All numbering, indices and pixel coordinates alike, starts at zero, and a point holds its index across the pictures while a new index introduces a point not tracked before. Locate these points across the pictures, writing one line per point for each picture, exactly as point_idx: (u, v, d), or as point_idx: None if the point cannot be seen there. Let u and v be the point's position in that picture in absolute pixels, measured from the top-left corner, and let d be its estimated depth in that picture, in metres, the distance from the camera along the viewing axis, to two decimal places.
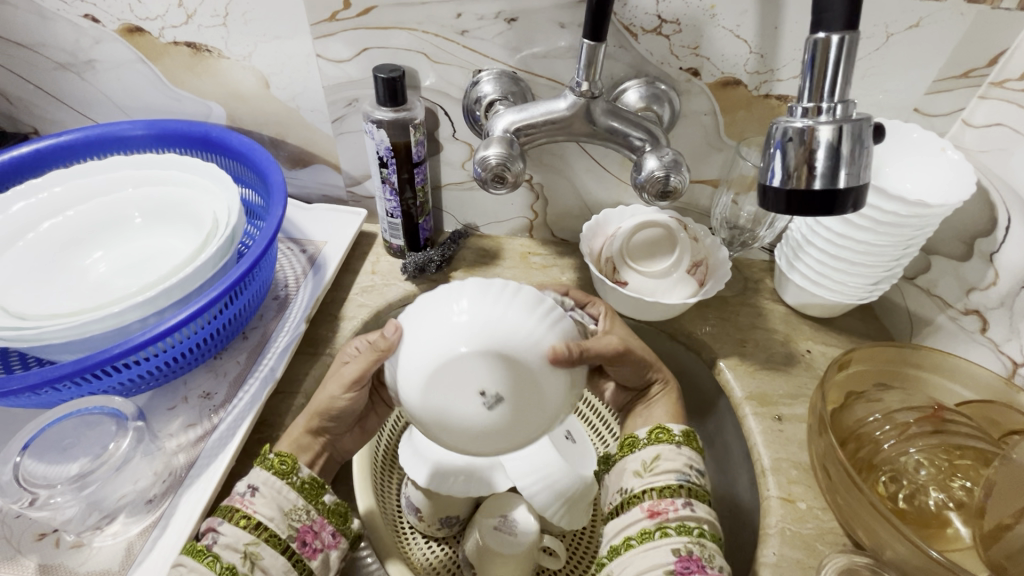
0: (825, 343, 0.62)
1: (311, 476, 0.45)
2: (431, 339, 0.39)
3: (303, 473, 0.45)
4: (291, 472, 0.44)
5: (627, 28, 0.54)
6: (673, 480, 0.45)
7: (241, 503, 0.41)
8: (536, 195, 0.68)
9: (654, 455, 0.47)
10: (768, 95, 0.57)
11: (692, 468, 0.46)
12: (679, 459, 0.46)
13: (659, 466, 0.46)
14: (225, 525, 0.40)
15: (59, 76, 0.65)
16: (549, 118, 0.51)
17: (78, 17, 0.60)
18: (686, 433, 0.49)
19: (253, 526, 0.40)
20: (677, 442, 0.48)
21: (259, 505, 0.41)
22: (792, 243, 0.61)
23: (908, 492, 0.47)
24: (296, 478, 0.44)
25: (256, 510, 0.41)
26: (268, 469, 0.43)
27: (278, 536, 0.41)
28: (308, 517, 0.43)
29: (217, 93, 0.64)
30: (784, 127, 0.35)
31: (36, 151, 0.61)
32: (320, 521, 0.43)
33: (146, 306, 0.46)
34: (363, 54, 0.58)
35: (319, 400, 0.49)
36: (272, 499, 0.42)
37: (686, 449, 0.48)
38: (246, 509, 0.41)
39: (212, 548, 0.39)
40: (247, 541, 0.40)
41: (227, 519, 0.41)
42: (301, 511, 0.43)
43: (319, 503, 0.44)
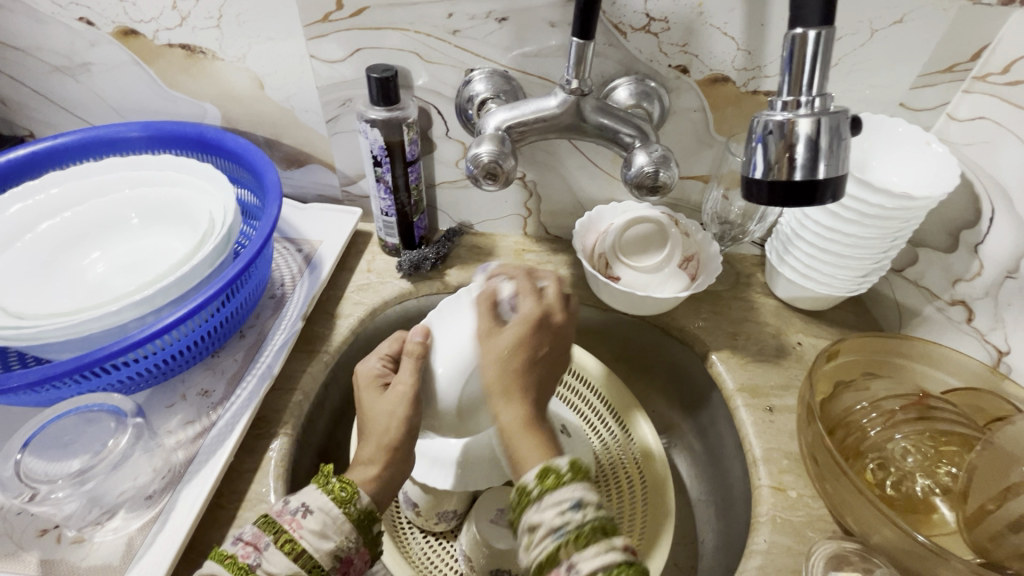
0: (815, 335, 0.63)
1: (366, 507, 0.42)
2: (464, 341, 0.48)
3: (361, 503, 0.42)
4: (349, 500, 0.42)
5: (616, 27, 0.55)
6: (551, 542, 0.36)
7: (291, 525, 0.39)
8: (530, 193, 0.69)
9: (529, 525, 0.38)
10: (756, 91, 0.58)
11: (564, 504, 0.37)
12: (548, 512, 0.37)
13: (537, 533, 0.37)
14: (272, 548, 0.38)
15: (54, 78, 0.66)
16: (540, 115, 0.52)
17: (73, 20, 0.61)
18: (539, 476, 0.39)
19: (298, 554, 0.38)
20: (537, 498, 0.38)
21: (307, 529, 0.39)
22: (782, 237, 0.62)
23: (895, 479, 0.48)
24: (352, 507, 0.41)
25: (302, 536, 0.39)
26: (328, 494, 0.41)
27: (320, 567, 0.39)
28: (352, 548, 0.41)
29: (212, 95, 0.65)
30: (765, 121, 0.36)
31: (32, 154, 0.62)
32: (361, 550, 0.42)
33: (143, 304, 0.46)
34: (356, 54, 0.59)
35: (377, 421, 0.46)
36: (322, 526, 0.40)
37: (548, 495, 0.38)
38: (294, 533, 0.39)
39: (254, 571, 0.37)
40: (289, 571, 0.38)
41: (274, 541, 0.38)
42: (348, 541, 0.41)
43: (366, 534, 0.42)
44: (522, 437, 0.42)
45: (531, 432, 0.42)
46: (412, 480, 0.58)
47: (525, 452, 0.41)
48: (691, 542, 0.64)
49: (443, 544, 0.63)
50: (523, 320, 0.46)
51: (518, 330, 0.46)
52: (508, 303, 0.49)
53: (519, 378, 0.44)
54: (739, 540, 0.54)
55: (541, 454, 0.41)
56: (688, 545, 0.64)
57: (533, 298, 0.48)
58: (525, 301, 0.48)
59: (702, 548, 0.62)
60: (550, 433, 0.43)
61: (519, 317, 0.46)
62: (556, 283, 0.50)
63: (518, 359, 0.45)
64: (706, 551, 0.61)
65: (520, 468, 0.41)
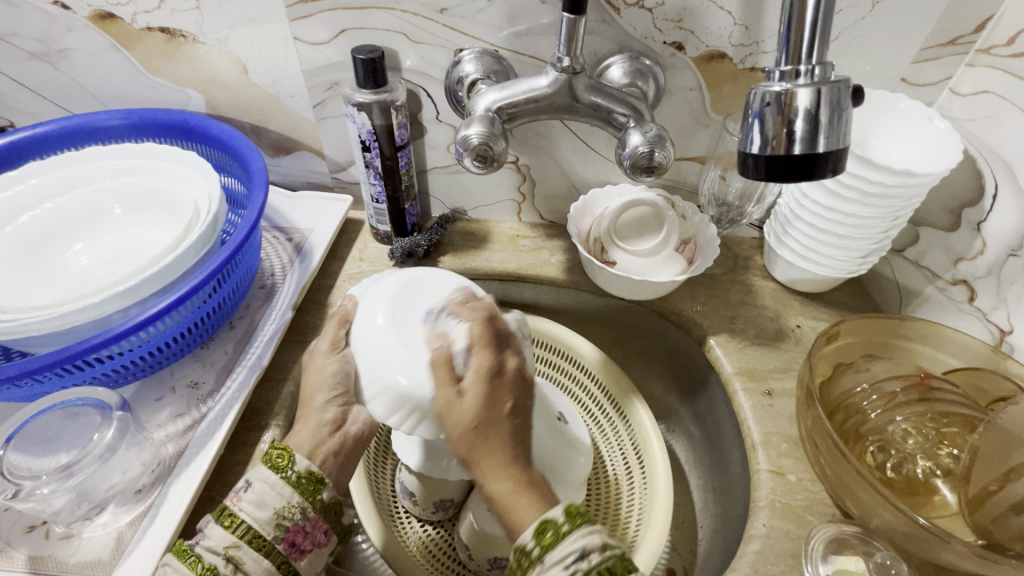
0: (815, 318, 0.62)
1: (308, 469, 0.42)
2: (371, 342, 0.44)
3: (299, 467, 0.42)
4: (286, 466, 0.42)
5: (608, 3, 0.53)
6: None
7: (231, 500, 0.40)
8: (523, 177, 0.68)
9: None
10: (754, 68, 0.56)
11: (568, 557, 0.36)
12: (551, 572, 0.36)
13: None
14: (213, 525, 0.39)
15: (31, 65, 0.64)
16: (531, 95, 0.51)
17: (48, 4, 0.59)
18: (536, 534, 0.37)
19: (236, 526, 0.39)
20: (538, 560, 0.37)
21: (246, 502, 0.40)
22: (780, 218, 0.61)
23: (896, 461, 0.47)
24: (291, 471, 0.42)
25: (241, 509, 0.40)
26: (265, 463, 0.42)
27: (262, 537, 0.39)
28: (300, 516, 0.41)
29: (196, 80, 0.63)
30: (762, 94, 0.35)
31: (12, 144, 0.60)
32: (313, 519, 0.42)
33: (126, 296, 0.45)
34: (342, 36, 0.57)
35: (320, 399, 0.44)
36: (260, 496, 0.40)
37: (548, 554, 0.36)
38: (233, 507, 0.40)
39: (195, 549, 0.39)
40: (228, 544, 0.39)
41: (215, 518, 0.40)
42: (293, 508, 0.41)
43: (315, 500, 0.42)
44: (515, 498, 0.39)
45: (524, 492, 0.40)
46: (408, 470, 0.58)
47: (518, 509, 0.39)
48: (689, 528, 0.64)
49: (442, 533, 0.63)
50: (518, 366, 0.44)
51: (461, 411, 0.41)
52: (462, 358, 0.42)
53: (485, 444, 0.41)
54: (738, 525, 0.53)
55: (537, 508, 0.39)
56: (688, 530, 0.63)
57: (488, 351, 0.42)
58: (478, 356, 0.42)
59: (701, 532, 0.61)
60: (539, 481, 0.41)
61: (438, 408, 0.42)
62: (483, 321, 0.44)
63: (480, 423, 0.41)
64: (705, 536, 0.61)
65: (513, 529, 0.39)
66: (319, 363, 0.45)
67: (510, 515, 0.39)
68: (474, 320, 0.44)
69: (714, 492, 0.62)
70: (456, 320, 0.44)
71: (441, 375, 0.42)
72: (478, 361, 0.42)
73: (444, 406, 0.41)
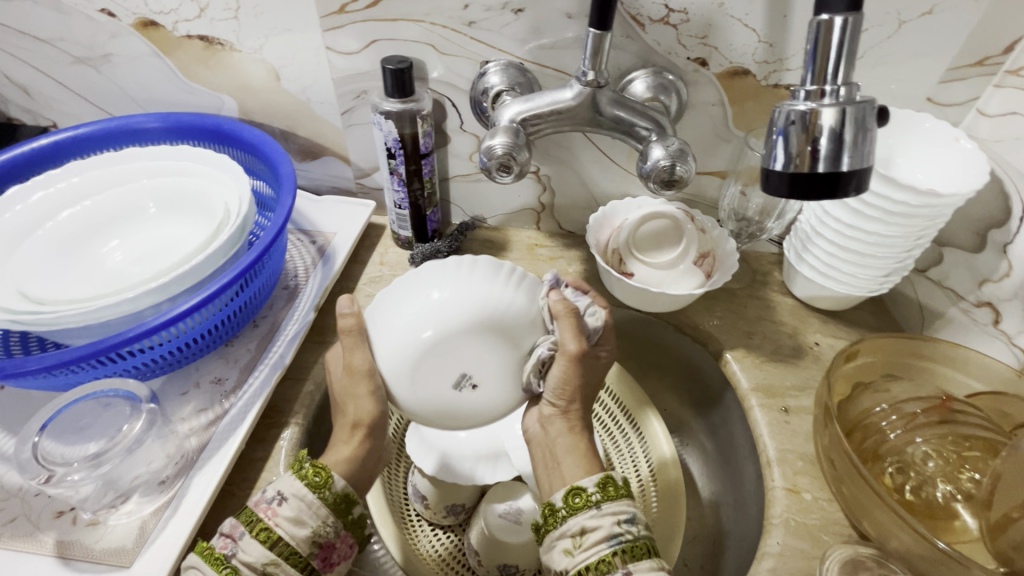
0: (834, 336, 0.62)
1: (343, 490, 0.43)
2: (407, 320, 0.43)
3: (336, 486, 0.43)
4: (324, 485, 0.42)
5: (634, 18, 0.54)
6: (605, 548, 0.39)
7: (265, 513, 0.40)
8: (544, 187, 0.69)
9: (580, 528, 0.41)
10: (778, 85, 0.56)
11: (621, 515, 0.41)
12: (605, 518, 0.40)
13: (590, 537, 0.40)
14: (247, 538, 0.39)
15: (76, 69, 0.67)
16: (556, 108, 0.51)
17: (95, 12, 0.61)
18: (599, 485, 0.42)
19: (273, 543, 0.39)
20: (596, 504, 0.41)
21: (282, 517, 0.40)
22: (801, 234, 0.61)
23: (914, 484, 0.46)
24: (327, 491, 0.42)
25: (277, 524, 0.40)
26: (301, 479, 0.42)
27: (300, 554, 0.40)
28: (332, 534, 0.42)
29: (230, 87, 0.65)
30: (787, 112, 0.35)
31: (55, 143, 0.63)
32: (344, 534, 0.43)
33: (159, 292, 0.47)
34: (372, 46, 0.59)
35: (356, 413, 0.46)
36: (297, 514, 0.41)
37: (606, 503, 0.41)
38: (269, 521, 0.40)
39: (229, 561, 0.38)
40: (266, 560, 0.39)
41: (249, 530, 0.40)
42: (327, 526, 0.42)
43: (346, 518, 0.43)
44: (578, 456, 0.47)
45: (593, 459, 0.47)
46: (422, 473, 0.59)
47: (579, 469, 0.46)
48: (701, 544, 0.63)
49: (453, 538, 0.63)
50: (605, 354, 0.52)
51: (566, 372, 0.46)
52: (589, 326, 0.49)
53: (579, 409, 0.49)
54: (752, 542, 0.53)
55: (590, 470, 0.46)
56: (699, 546, 0.63)
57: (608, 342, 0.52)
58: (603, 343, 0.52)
59: (712, 549, 0.61)
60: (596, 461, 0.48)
61: (561, 355, 0.46)
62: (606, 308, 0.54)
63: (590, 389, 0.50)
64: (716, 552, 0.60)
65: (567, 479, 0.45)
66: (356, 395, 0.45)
67: (570, 466, 0.46)
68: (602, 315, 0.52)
69: (727, 509, 0.61)
70: (568, 304, 0.46)
71: (569, 325, 0.46)
72: (580, 341, 0.46)
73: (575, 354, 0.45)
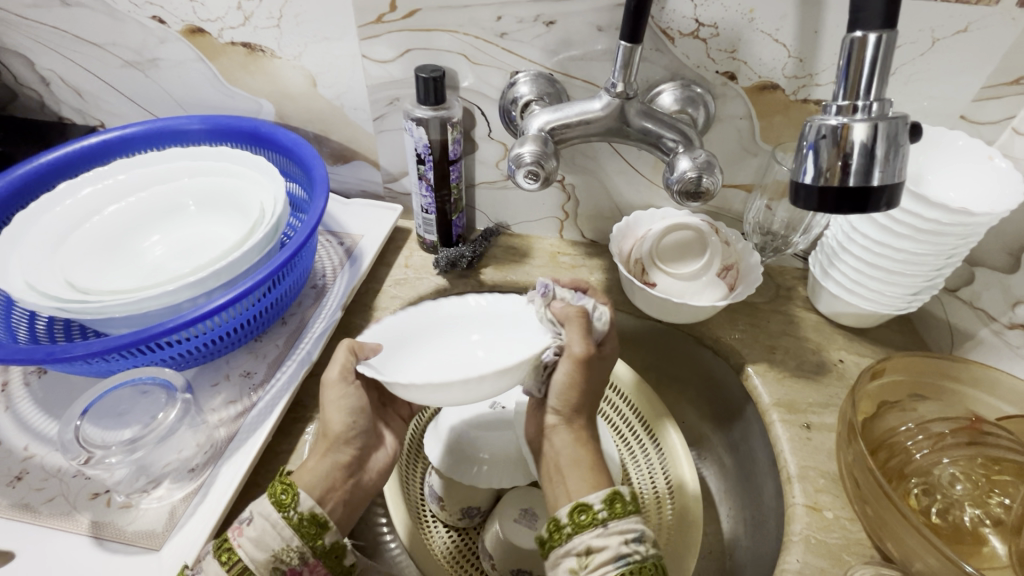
0: (859, 353, 0.61)
1: (310, 510, 0.42)
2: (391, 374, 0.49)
3: (301, 507, 0.42)
4: (289, 505, 0.42)
5: (664, 32, 0.55)
6: (613, 568, 0.40)
7: (232, 532, 0.41)
8: (568, 196, 0.69)
9: (586, 548, 0.41)
10: (807, 99, 0.56)
11: (627, 534, 0.41)
12: (612, 538, 0.41)
13: (596, 557, 0.41)
14: (210, 558, 0.40)
15: (125, 72, 0.70)
16: (584, 118, 0.52)
17: (146, 19, 0.65)
18: (606, 502, 0.43)
19: (231, 564, 0.40)
20: (602, 523, 0.42)
21: (245, 538, 0.41)
22: (827, 250, 0.60)
23: (941, 506, 0.46)
24: (292, 512, 0.42)
25: (240, 544, 0.40)
26: (269, 498, 0.42)
27: None
28: (297, 561, 0.41)
29: (269, 92, 0.68)
30: (818, 126, 0.35)
31: (103, 142, 0.66)
32: (314, 563, 0.42)
33: (196, 286, 0.49)
34: (406, 55, 0.61)
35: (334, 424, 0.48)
36: (259, 536, 0.41)
37: (613, 522, 0.41)
38: (232, 541, 0.41)
39: None
40: None
41: (214, 550, 0.40)
42: (291, 552, 0.41)
43: (315, 544, 0.42)
44: (583, 470, 0.46)
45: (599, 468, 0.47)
46: (438, 474, 0.59)
47: (582, 484, 0.45)
48: (717, 559, 0.62)
49: (467, 541, 0.63)
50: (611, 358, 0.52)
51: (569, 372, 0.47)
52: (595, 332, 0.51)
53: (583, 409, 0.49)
54: (770, 559, 0.52)
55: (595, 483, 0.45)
56: (715, 561, 0.62)
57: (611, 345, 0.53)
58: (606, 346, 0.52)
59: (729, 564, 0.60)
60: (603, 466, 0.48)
61: (567, 358, 0.47)
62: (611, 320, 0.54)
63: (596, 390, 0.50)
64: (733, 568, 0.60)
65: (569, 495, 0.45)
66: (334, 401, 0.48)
67: (574, 481, 0.46)
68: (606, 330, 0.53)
69: (745, 525, 0.61)
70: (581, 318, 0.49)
71: (578, 328, 0.48)
72: (587, 344, 0.48)
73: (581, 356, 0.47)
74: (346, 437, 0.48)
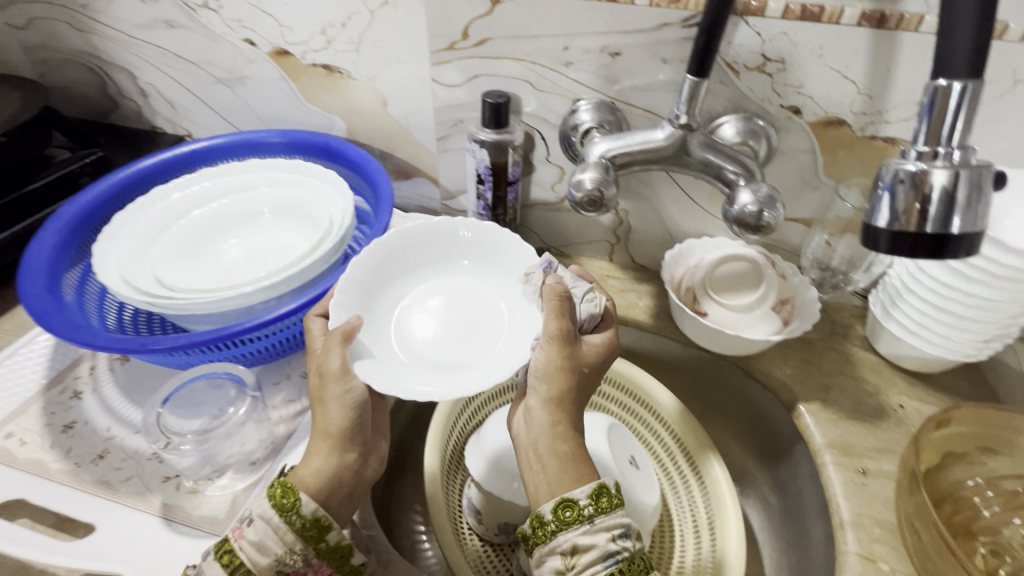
0: (920, 399, 0.58)
1: (314, 514, 0.42)
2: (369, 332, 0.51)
3: (304, 511, 0.41)
4: (291, 508, 0.41)
5: (729, 66, 0.55)
6: (601, 568, 0.40)
7: (233, 536, 0.41)
8: (620, 221, 0.70)
9: (572, 546, 0.41)
10: (874, 136, 0.56)
11: (614, 527, 0.42)
12: (599, 535, 0.41)
13: (584, 555, 0.41)
14: (212, 560, 0.41)
15: (215, 88, 0.76)
16: (645, 147, 0.53)
17: (239, 41, 0.70)
18: (593, 497, 0.42)
19: (234, 567, 0.40)
20: (589, 519, 0.41)
21: (246, 541, 0.41)
22: (890, 289, 0.58)
23: (1011, 569, 0.44)
24: (295, 516, 0.41)
25: (241, 547, 0.41)
26: (270, 500, 0.41)
27: None
28: (300, 563, 0.41)
29: (342, 110, 0.72)
30: (896, 170, 0.35)
31: (192, 151, 0.71)
32: (318, 563, 0.42)
33: (270, 290, 0.52)
34: (474, 80, 0.63)
35: (335, 420, 0.46)
36: (260, 540, 0.40)
37: (599, 518, 0.42)
38: (233, 544, 0.41)
39: None
40: None
41: (215, 553, 0.41)
42: (294, 556, 0.41)
43: (318, 545, 0.42)
44: (563, 461, 0.45)
45: (576, 456, 0.45)
46: (477, 486, 0.60)
47: (562, 475, 0.44)
48: None
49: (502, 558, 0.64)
50: (605, 340, 0.52)
51: (550, 352, 0.47)
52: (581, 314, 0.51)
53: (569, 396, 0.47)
54: None
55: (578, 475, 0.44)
56: None
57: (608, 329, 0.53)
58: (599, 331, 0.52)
59: None
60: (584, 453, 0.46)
61: (545, 338, 0.48)
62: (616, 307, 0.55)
63: (584, 372, 0.49)
64: None
65: (550, 487, 0.44)
66: (333, 393, 0.46)
67: (550, 472, 0.45)
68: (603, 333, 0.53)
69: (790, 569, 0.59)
70: (558, 295, 0.49)
71: (555, 308, 0.48)
72: (562, 323, 0.48)
73: (557, 334, 0.47)
74: (349, 433, 0.46)
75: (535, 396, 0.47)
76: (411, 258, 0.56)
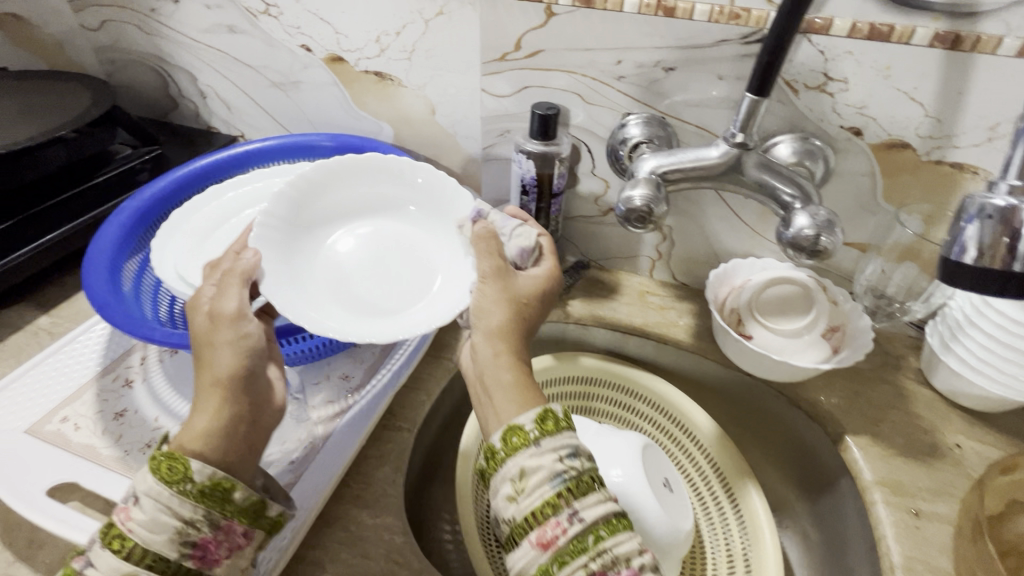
0: (980, 440, 0.55)
1: (211, 477, 0.37)
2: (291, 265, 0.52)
3: (198, 477, 0.36)
4: (183, 476, 0.36)
5: (788, 84, 0.54)
6: (548, 490, 0.36)
7: (120, 518, 0.36)
8: (663, 236, 0.69)
9: (519, 471, 0.37)
10: (941, 161, 0.53)
11: (562, 447, 0.38)
12: (546, 457, 0.37)
13: (530, 480, 0.37)
14: (99, 551, 0.35)
15: (270, 92, 0.78)
16: (698, 164, 0.52)
17: (296, 47, 0.72)
18: (538, 420, 0.39)
19: (127, 551, 0.35)
20: (536, 441, 0.38)
21: (136, 522, 0.35)
22: (950, 322, 0.56)
23: None
24: (190, 483, 0.36)
25: (132, 530, 0.35)
26: (155, 473, 0.36)
27: (164, 559, 0.35)
28: (207, 530, 0.37)
29: (391, 116, 0.74)
30: (981, 204, 0.35)
31: (246, 152, 0.74)
32: (227, 524, 0.38)
33: None
34: (523, 91, 0.63)
35: (221, 366, 0.41)
36: (151, 518, 0.35)
37: (547, 439, 0.38)
38: (121, 527, 0.35)
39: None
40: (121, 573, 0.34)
41: (102, 541, 0.35)
42: (200, 523, 0.36)
43: (224, 508, 0.37)
44: (509, 388, 0.42)
45: (520, 386, 0.43)
46: None
47: (506, 408, 0.41)
48: None
49: None
50: (547, 271, 0.51)
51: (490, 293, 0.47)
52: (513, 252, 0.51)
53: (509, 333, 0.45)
54: None
55: (523, 401, 0.41)
56: None
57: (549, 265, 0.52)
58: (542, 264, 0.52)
59: None
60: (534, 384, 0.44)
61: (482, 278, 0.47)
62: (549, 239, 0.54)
63: (523, 310, 0.47)
64: None
65: (498, 417, 0.42)
66: (224, 336, 0.42)
67: (500, 403, 0.42)
68: (544, 262, 0.52)
69: None
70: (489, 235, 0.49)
71: (487, 246, 0.49)
72: (495, 260, 0.48)
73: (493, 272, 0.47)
74: (240, 382, 0.41)
75: (478, 331, 0.46)
76: (337, 190, 0.57)
